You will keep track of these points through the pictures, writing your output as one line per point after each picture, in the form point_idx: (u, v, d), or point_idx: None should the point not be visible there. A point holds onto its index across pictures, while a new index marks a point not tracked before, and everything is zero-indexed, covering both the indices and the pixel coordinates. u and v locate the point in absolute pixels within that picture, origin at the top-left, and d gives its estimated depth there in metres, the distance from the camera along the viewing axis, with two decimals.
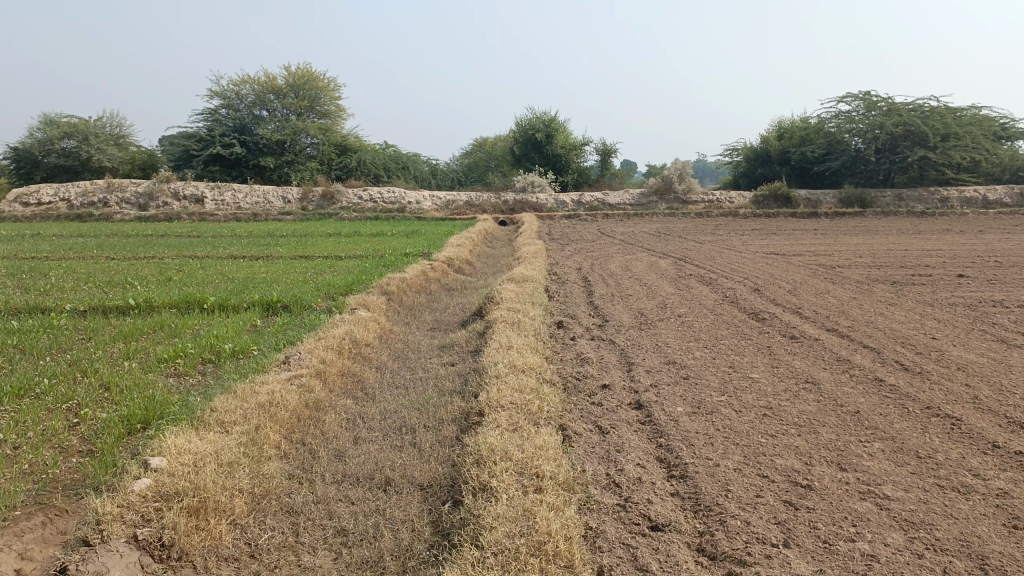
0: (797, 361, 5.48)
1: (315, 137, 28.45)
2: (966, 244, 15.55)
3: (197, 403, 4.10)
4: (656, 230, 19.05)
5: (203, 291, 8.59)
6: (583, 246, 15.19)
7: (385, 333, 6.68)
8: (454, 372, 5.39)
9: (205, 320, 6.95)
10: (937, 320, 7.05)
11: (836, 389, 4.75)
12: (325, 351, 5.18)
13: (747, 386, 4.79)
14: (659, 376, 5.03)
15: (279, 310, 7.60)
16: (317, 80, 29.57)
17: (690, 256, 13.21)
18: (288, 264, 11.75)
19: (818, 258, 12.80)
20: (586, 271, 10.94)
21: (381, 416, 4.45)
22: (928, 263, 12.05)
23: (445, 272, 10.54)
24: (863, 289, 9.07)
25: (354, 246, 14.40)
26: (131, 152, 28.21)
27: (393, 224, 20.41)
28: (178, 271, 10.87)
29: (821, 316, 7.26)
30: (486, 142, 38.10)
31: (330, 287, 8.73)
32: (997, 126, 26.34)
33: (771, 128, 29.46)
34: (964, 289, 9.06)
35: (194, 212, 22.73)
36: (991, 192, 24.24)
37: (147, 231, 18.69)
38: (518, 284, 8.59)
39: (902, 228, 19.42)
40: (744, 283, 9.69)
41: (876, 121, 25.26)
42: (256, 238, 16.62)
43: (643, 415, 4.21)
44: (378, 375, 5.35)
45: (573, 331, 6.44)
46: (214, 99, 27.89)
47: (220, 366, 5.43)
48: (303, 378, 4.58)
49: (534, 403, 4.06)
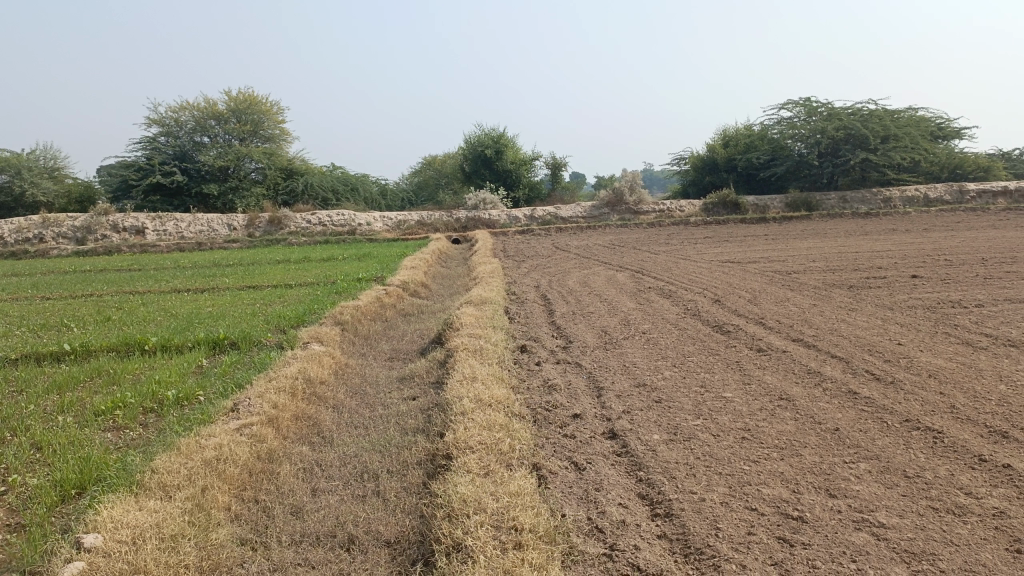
0: (769, 376, 5.34)
1: (259, 162, 27.86)
2: (914, 243, 15.82)
3: (137, 463, 3.76)
4: (610, 242, 19.03)
5: (145, 331, 8.15)
6: (540, 262, 15.02)
7: (341, 367, 6.36)
8: (417, 407, 5.12)
9: (147, 364, 6.55)
10: (900, 325, 7.03)
11: (812, 405, 4.61)
12: (277, 394, 4.86)
13: (722, 407, 4.62)
14: (631, 400, 4.83)
15: (226, 348, 7.22)
16: (259, 104, 29.04)
17: (647, 268, 13.15)
18: (235, 295, 11.31)
19: (773, 264, 12.86)
20: (545, 289, 10.76)
21: (341, 463, 4.16)
22: (881, 264, 12.18)
23: (400, 297, 10.25)
24: (822, 295, 9.06)
25: (304, 273, 14.01)
26: (66, 185, 27.22)
27: (344, 248, 20.01)
28: (118, 309, 10.36)
29: (785, 326, 7.18)
30: (435, 160, 37.88)
31: (281, 319, 8.37)
32: (933, 127, 27.13)
33: (716, 136, 29.89)
34: (920, 290, 9.12)
35: (135, 243, 21.96)
36: (931, 191, 24.89)
37: (86, 266, 17.96)
38: (477, 307, 8.35)
39: (849, 229, 19.75)
40: (704, 294, 9.62)
41: (817, 126, 25.76)
42: (202, 269, 16.07)
43: (619, 445, 4.00)
44: (335, 416, 5.04)
45: (537, 356, 6.22)
46: (152, 127, 27.14)
47: (162, 415, 5.07)
48: (253, 427, 4.26)
49: (504, 442, 3.83)
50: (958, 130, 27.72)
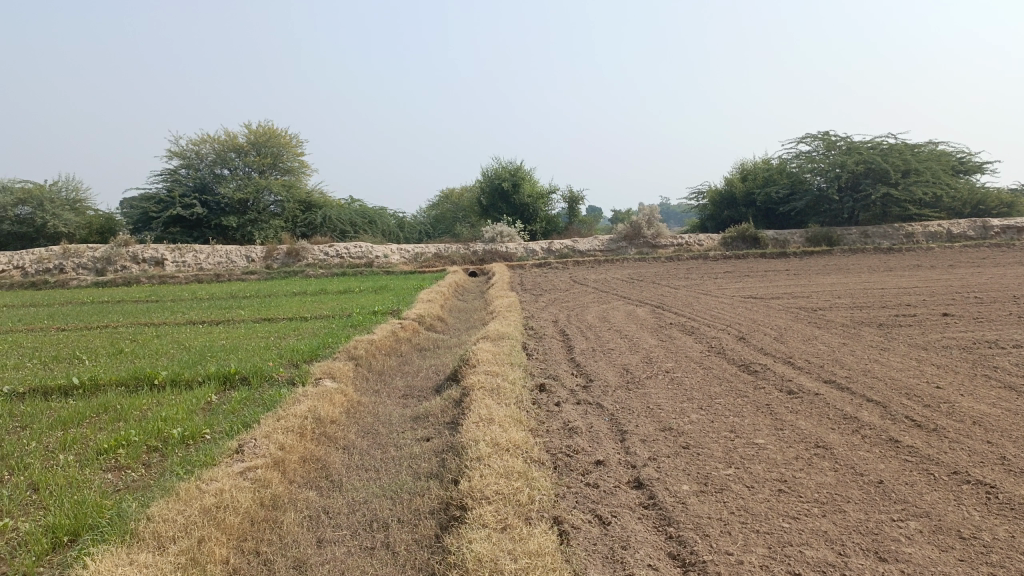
0: (802, 421, 5.06)
1: (278, 194, 27.99)
2: (940, 279, 15.46)
3: (134, 509, 3.53)
4: (628, 276, 18.77)
5: (155, 364, 7.98)
6: (557, 296, 14.79)
7: (353, 405, 6.14)
8: (430, 450, 4.88)
9: (155, 399, 6.35)
10: (936, 366, 6.72)
11: (851, 454, 4.33)
12: (285, 435, 4.63)
13: (754, 455, 4.35)
14: (657, 446, 4.57)
15: (236, 383, 7.02)
16: (279, 137, 29.26)
17: (667, 303, 12.89)
18: (249, 328, 11.15)
19: (796, 301, 12.56)
20: (564, 324, 10.53)
21: (349, 511, 3.91)
22: (909, 301, 11.85)
23: (415, 330, 10.06)
24: (851, 333, 8.76)
25: (319, 305, 13.88)
26: (88, 216, 27.45)
27: (360, 280, 19.91)
28: (131, 341, 10.23)
29: (815, 366, 6.89)
30: (453, 193, 37.97)
31: (294, 353, 8.19)
32: (955, 161, 26.80)
33: (735, 170, 29.73)
34: (952, 329, 8.79)
35: (154, 274, 22.00)
36: (954, 226, 24.50)
37: (104, 296, 17.96)
38: (494, 342, 8.13)
39: (872, 265, 19.41)
40: (728, 331, 9.33)
41: (837, 160, 25.54)
42: (218, 300, 15.98)
43: (646, 497, 3.74)
44: (345, 458, 4.80)
45: (556, 396, 5.97)
46: (173, 159, 27.39)
47: (166, 454, 4.84)
48: (258, 470, 4.04)
49: (524, 492, 3.58)
50: (981, 165, 27.38)
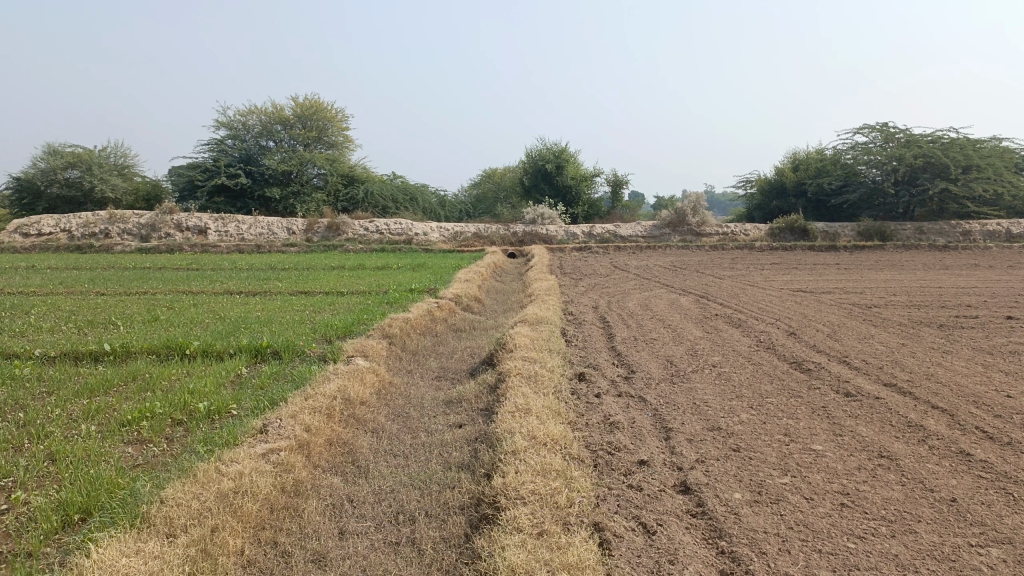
0: (862, 427, 4.69)
1: (321, 167, 27.97)
2: (1001, 281, 14.73)
3: (147, 490, 3.34)
4: (671, 263, 18.30)
5: (186, 334, 7.85)
6: (598, 282, 14.43)
7: (384, 386, 5.92)
8: (462, 438, 4.63)
9: (185, 370, 6.20)
10: (1005, 373, 6.24)
11: (919, 467, 3.97)
12: (311, 416, 4.42)
13: (811, 462, 4.02)
14: (705, 447, 4.26)
15: (268, 356, 6.87)
16: (324, 110, 29.21)
17: (712, 293, 12.45)
18: (286, 300, 11.03)
19: (849, 296, 12.03)
20: (604, 310, 10.21)
21: (375, 500, 3.68)
22: (968, 302, 11.24)
23: (452, 311, 9.83)
24: (909, 333, 8.27)
25: (356, 280, 13.74)
26: (134, 183, 27.77)
27: (398, 256, 19.79)
28: (168, 309, 10.17)
29: (873, 367, 6.47)
30: (495, 173, 37.65)
31: (328, 328, 8.01)
32: (1018, 158, 25.63)
33: (785, 159, 28.88)
34: (1018, 333, 8.25)
35: (196, 243, 22.15)
36: (1014, 226, 23.48)
37: (146, 263, 18.09)
38: (532, 326, 7.84)
39: (927, 262, 18.65)
40: (777, 325, 8.91)
41: (894, 153, 24.59)
42: (256, 271, 15.94)
43: (694, 504, 3.44)
44: (373, 442, 4.58)
45: (596, 387, 5.67)
46: (219, 129, 27.53)
47: (189, 429, 4.67)
48: (281, 453, 3.83)
49: (562, 492, 3.32)
50: None
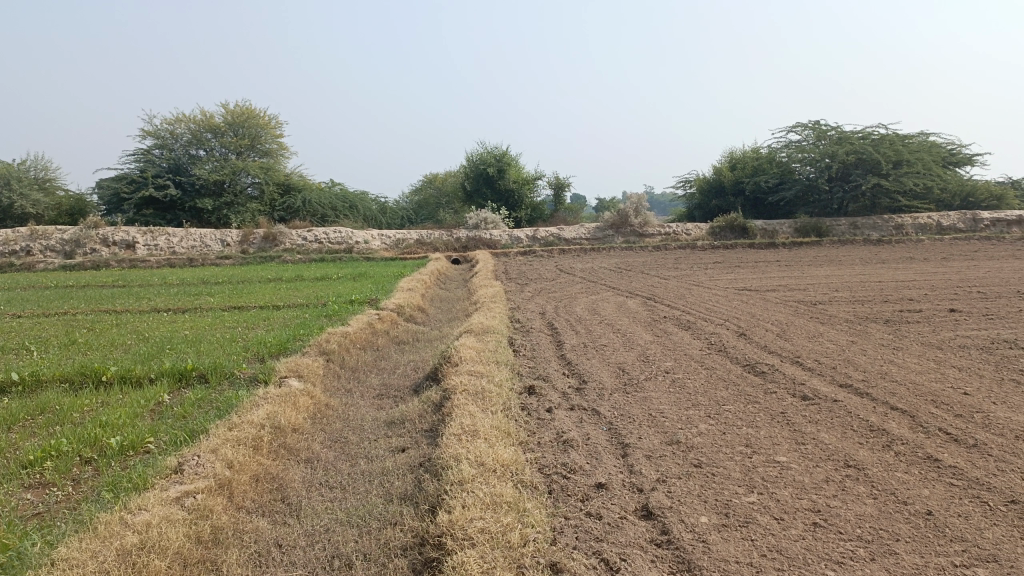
0: (824, 433, 4.51)
1: (256, 176, 27.11)
2: (937, 273, 15.02)
3: (35, 550, 2.88)
4: (615, 265, 18.18)
5: (104, 357, 7.25)
6: (544, 286, 14.21)
7: (320, 409, 5.51)
8: (405, 464, 4.27)
9: (100, 399, 5.66)
10: (958, 369, 6.16)
11: (889, 477, 3.78)
12: (235, 449, 3.99)
13: (777, 476, 3.79)
14: (665, 464, 4.00)
15: (194, 380, 6.36)
16: (257, 117, 28.37)
17: (658, 294, 12.31)
18: (216, 317, 10.46)
19: (794, 293, 12.05)
20: (552, 316, 9.96)
21: (307, 544, 3.29)
22: (910, 296, 11.32)
23: (393, 322, 9.43)
24: (858, 330, 8.20)
25: (293, 293, 13.17)
26: (57, 197, 26.46)
27: (338, 266, 19.24)
28: (88, 331, 9.49)
29: (827, 367, 6.34)
30: (437, 178, 37.21)
31: (261, 346, 7.52)
32: (945, 153, 26.41)
33: (723, 159, 29.21)
34: (963, 327, 8.26)
35: (124, 258, 21.16)
36: (944, 218, 24.14)
37: (70, 281, 17.12)
38: (477, 337, 7.50)
39: (864, 257, 18.99)
40: (726, 326, 8.78)
41: (828, 150, 25.06)
42: (187, 286, 15.20)
43: (658, 532, 3.16)
44: (307, 474, 4.19)
45: (547, 400, 5.37)
46: (146, 139, 26.47)
47: (98, 469, 4.17)
48: (198, 496, 3.40)
49: (515, 529, 3.00)
50: (970, 157, 27.01)
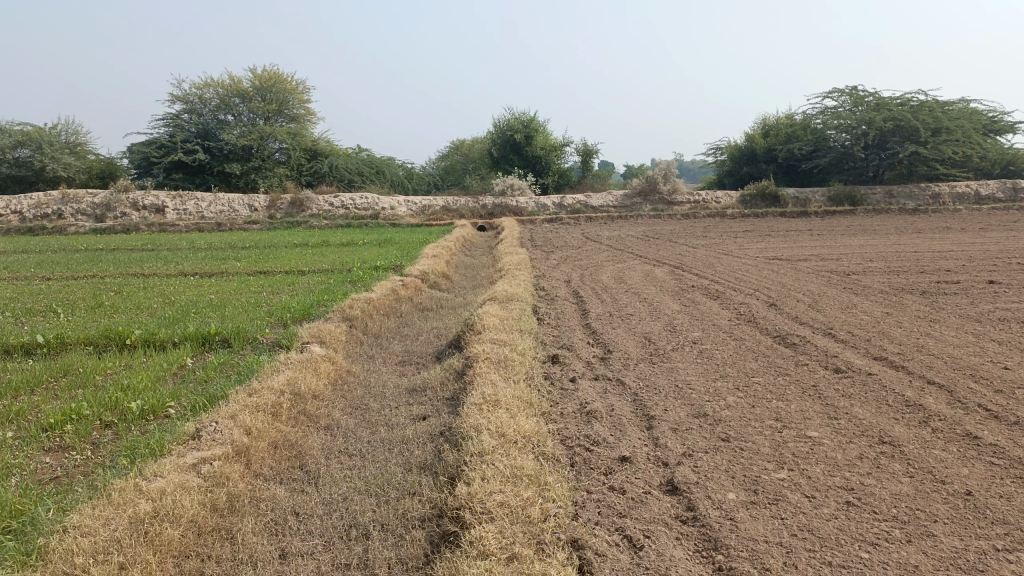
0: (858, 408, 4.36)
1: (283, 141, 27.08)
2: (976, 243, 14.59)
3: (49, 516, 2.86)
4: (643, 233, 17.94)
5: (129, 321, 7.26)
6: (570, 253, 14.04)
7: (341, 375, 5.46)
8: (426, 433, 4.20)
9: (123, 363, 5.66)
10: (998, 343, 5.93)
11: (926, 455, 3.62)
12: (252, 415, 3.95)
13: (809, 453, 3.65)
14: (690, 437, 3.88)
15: (217, 345, 6.34)
16: (283, 82, 28.26)
17: (686, 263, 12.09)
18: (242, 282, 10.44)
19: (826, 263, 11.76)
20: (577, 284, 9.82)
21: (324, 512, 3.24)
22: (947, 267, 10.98)
23: (418, 289, 9.35)
24: (893, 302, 7.96)
25: (319, 258, 13.13)
26: (88, 161, 26.68)
27: (365, 232, 19.22)
28: (115, 294, 9.52)
29: (861, 339, 6.14)
30: (464, 144, 36.92)
31: (284, 312, 7.49)
32: (986, 120, 25.55)
33: (756, 125, 28.57)
34: (1003, 299, 7.97)
35: (154, 222, 21.33)
36: (983, 188, 23.43)
37: (100, 244, 17.29)
38: (501, 304, 7.39)
39: (900, 226, 18.50)
40: (756, 296, 8.58)
41: (864, 116, 24.33)
42: (215, 251, 15.24)
43: (683, 509, 3.05)
44: (326, 441, 4.14)
45: (571, 370, 5.27)
46: (174, 103, 26.52)
47: (119, 433, 4.16)
48: (214, 463, 3.37)
49: (535, 503, 2.91)
50: (1012, 124, 26.12)
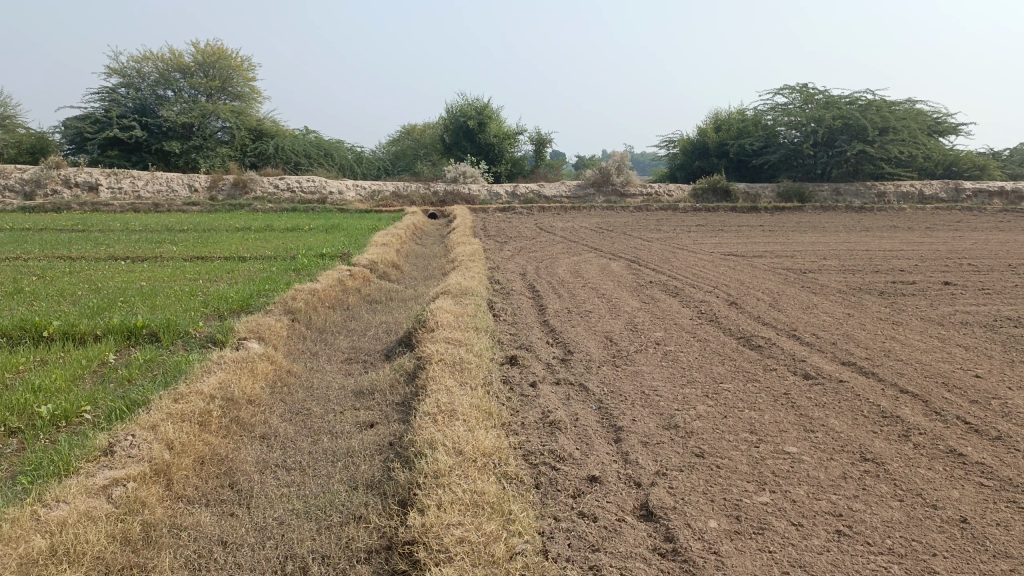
0: (834, 419, 4.13)
1: (226, 120, 26.07)
2: (924, 243, 14.76)
3: None
4: (597, 224, 17.71)
5: (47, 310, 6.63)
6: (524, 244, 13.73)
7: (280, 376, 5.02)
8: (373, 444, 3.82)
9: (37, 358, 5.10)
10: (965, 348, 5.81)
11: (913, 475, 3.39)
12: (177, 426, 3.52)
13: (790, 472, 3.38)
14: (664, 452, 3.58)
15: (145, 339, 5.82)
16: (228, 58, 27.20)
17: (642, 257, 11.88)
18: (178, 268, 9.83)
19: (781, 260, 11.69)
20: (533, 277, 9.51)
21: (257, 541, 2.83)
22: (900, 266, 10.99)
23: (366, 279, 8.90)
24: (853, 302, 7.86)
25: (262, 244, 12.50)
26: (17, 135, 25.24)
27: (312, 216, 18.58)
28: (37, 279, 8.81)
29: (827, 342, 5.96)
30: (415, 129, 36.23)
31: (222, 302, 6.97)
32: (931, 121, 26.07)
33: (708, 120, 28.64)
34: (961, 301, 7.94)
35: (86, 200, 20.24)
36: (927, 187, 23.90)
37: (26, 223, 16.26)
38: (455, 299, 7.02)
39: (848, 224, 18.72)
40: (716, 293, 8.38)
41: (814, 114, 24.62)
42: (150, 233, 14.44)
43: (661, 539, 2.75)
44: (262, 454, 3.72)
45: (530, 373, 4.94)
46: (111, 77, 25.26)
47: (24, 443, 3.65)
48: (129, 485, 2.95)
49: (499, 539, 2.58)
50: (955, 126, 26.73)
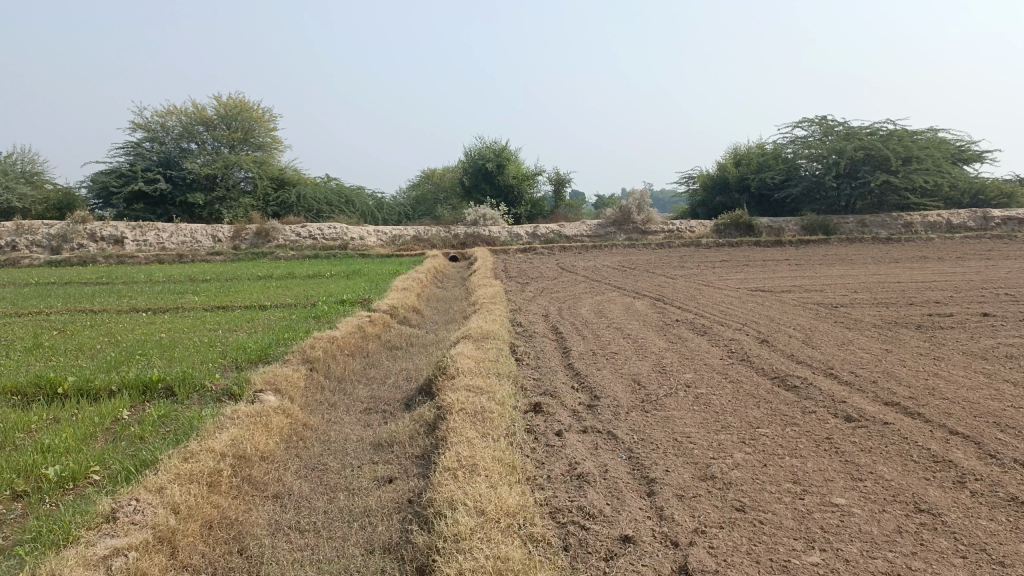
0: (883, 466, 3.85)
1: (249, 171, 26.41)
2: (957, 273, 14.38)
3: None
4: (619, 263, 17.50)
5: (63, 366, 6.52)
6: (546, 285, 13.56)
7: (297, 430, 4.84)
8: (391, 502, 3.62)
9: (50, 416, 4.96)
10: (1014, 384, 5.50)
11: (975, 528, 3.11)
12: (185, 489, 3.34)
13: (840, 527, 3.12)
14: (701, 507, 3.33)
15: (160, 393, 5.69)
16: (250, 110, 27.65)
17: (667, 295, 11.64)
18: (198, 319, 9.75)
19: (810, 294, 11.41)
20: (556, 319, 9.30)
21: None
22: (934, 298, 10.65)
23: (386, 325, 8.76)
24: (890, 337, 7.56)
25: (283, 292, 12.45)
26: (46, 191, 25.72)
27: (333, 263, 18.59)
28: (57, 333, 8.77)
29: (866, 381, 5.68)
30: (435, 173, 36.49)
31: (240, 352, 6.84)
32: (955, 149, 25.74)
33: (728, 155, 28.51)
34: (1003, 333, 7.61)
35: (112, 253, 20.44)
36: (954, 216, 23.48)
37: (52, 277, 16.40)
38: (476, 343, 6.83)
39: (876, 255, 18.35)
40: (745, 331, 8.11)
41: (835, 146, 24.37)
42: (173, 284, 14.47)
43: None
44: (275, 516, 3.53)
45: (555, 421, 4.71)
46: (137, 131, 25.76)
47: (28, 507, 3.49)
48: (130, 556, 2.77)
49: None
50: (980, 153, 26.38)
